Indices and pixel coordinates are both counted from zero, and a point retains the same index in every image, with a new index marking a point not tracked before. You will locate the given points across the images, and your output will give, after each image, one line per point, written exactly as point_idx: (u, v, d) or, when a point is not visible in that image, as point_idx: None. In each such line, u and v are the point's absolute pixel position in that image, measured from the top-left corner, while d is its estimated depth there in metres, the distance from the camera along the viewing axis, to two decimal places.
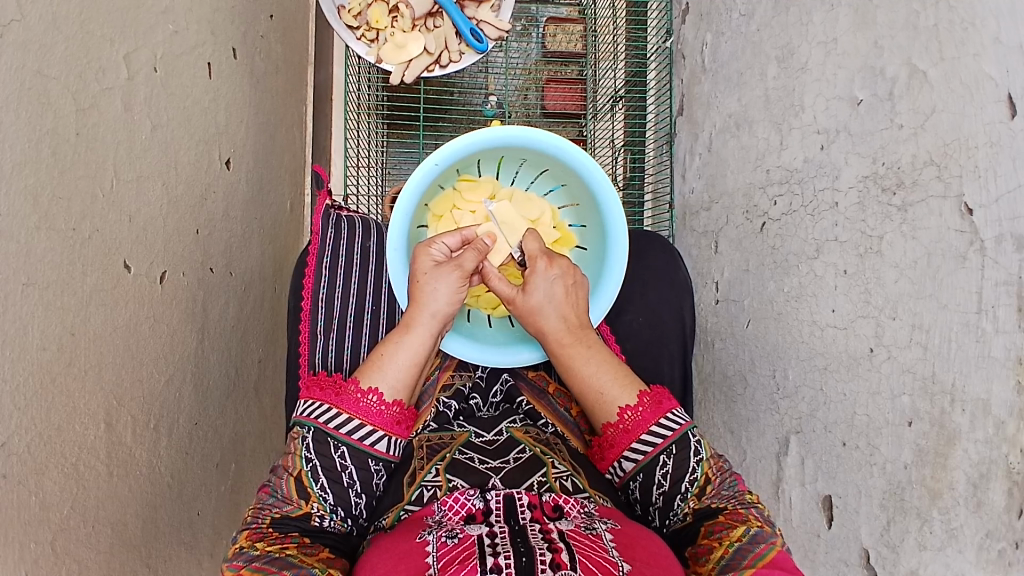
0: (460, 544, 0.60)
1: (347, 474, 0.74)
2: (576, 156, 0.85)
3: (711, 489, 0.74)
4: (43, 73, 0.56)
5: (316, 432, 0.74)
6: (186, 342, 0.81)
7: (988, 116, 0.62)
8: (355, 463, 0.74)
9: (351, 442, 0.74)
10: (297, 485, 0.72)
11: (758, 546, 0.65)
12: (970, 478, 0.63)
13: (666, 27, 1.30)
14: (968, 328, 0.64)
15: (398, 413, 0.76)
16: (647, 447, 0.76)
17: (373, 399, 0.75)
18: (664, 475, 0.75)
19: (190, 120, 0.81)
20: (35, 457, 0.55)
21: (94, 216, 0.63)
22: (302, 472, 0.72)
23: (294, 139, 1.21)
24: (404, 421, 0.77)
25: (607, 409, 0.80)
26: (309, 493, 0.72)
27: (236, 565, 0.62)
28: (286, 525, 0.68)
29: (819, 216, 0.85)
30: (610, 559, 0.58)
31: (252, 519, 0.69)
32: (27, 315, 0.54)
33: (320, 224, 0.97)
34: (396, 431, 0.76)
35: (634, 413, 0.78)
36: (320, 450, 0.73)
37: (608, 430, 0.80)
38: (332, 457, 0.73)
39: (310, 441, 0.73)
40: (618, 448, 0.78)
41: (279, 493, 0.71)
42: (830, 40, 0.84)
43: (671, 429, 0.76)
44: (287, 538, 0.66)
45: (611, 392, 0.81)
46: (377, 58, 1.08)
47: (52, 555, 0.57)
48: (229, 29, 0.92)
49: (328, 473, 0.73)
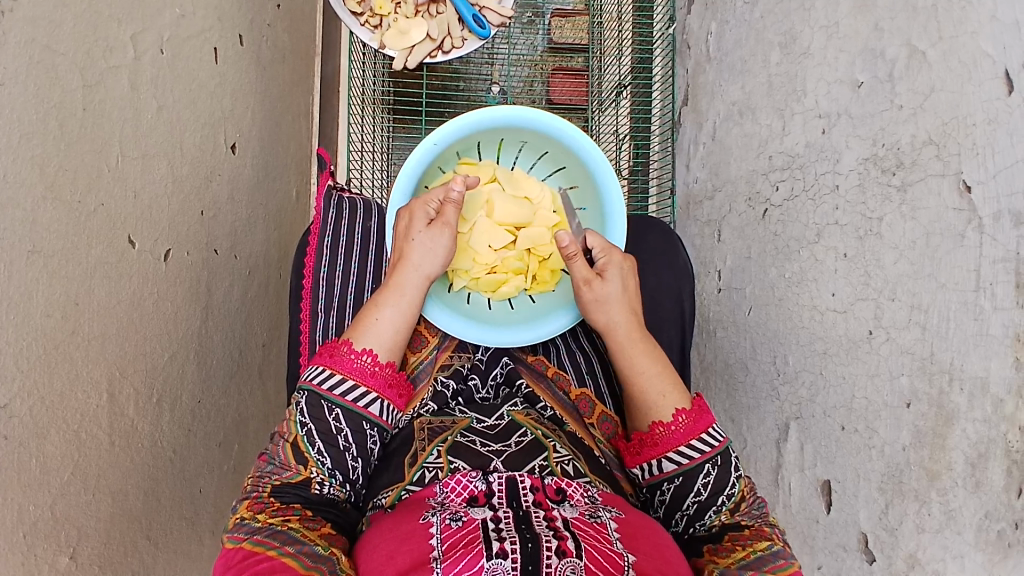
0: (464, 527, 0.60)
1: (343, 437, 0.76)
2: (575, 137, 0.86)
3: (743, 508, 0.74)
4: (52, 49, 0.57)
5: (310, 395, 0.76)
6: (190, 321, 0.83)
7: (986, 93, 0.62)
8: (350, 426, 0.76)
9: (344, 404, 0.76)
10: (294, 451, 0.74)
11: (780, 560, 0.66)
12: (968, 459, 0.63)
13: (670, 15, 1.31)
14: (966, 306, 0.64)
15: (389, 376, 0.79)
16: (694, 452, 0.77)
17: (367, 359, 0.78)
18: (704, 485, 0.75)
19: (196, 103, 0.82)
20: (37, 421, 0.56)
21: (100, 189, 0.64)
22: (298, 436, 0.74)
23: (300, 129, 1.22)
24: (395, 386, 0.80)
25: (659, 410, 0.81)
26: (306, 457, 0.74)
27: (238, 537, 0.63)
28: (286, 495, 0.70)
29: (820, 200, 0.85)
30: (615, 550, 0.59)
31: (252, 488, 0.70)
32: (31, 283, 0.55)
33: (321, 203, 0.99)
34: (388, 394, 0.79)
35: (684, 419, 0.79)
36: (315, 413, 0.75)
37: (656, 429, 0.80)
38: (327, 420, 0.75)
39: (304, 405, 0.75)
40: (662, 448, 0.79)
41: (277, 460, 0.73)
42: (831, 24, 0.84)
43: (717, 441, 0.77)
44: (289, 510, 0.68)
45: (669, 397, 0.82)
46: (381, 45, 1.10)
47: (52, 519, 0.58)
48: (235, 16, 0.93)
49: (324, 436, 0.75)
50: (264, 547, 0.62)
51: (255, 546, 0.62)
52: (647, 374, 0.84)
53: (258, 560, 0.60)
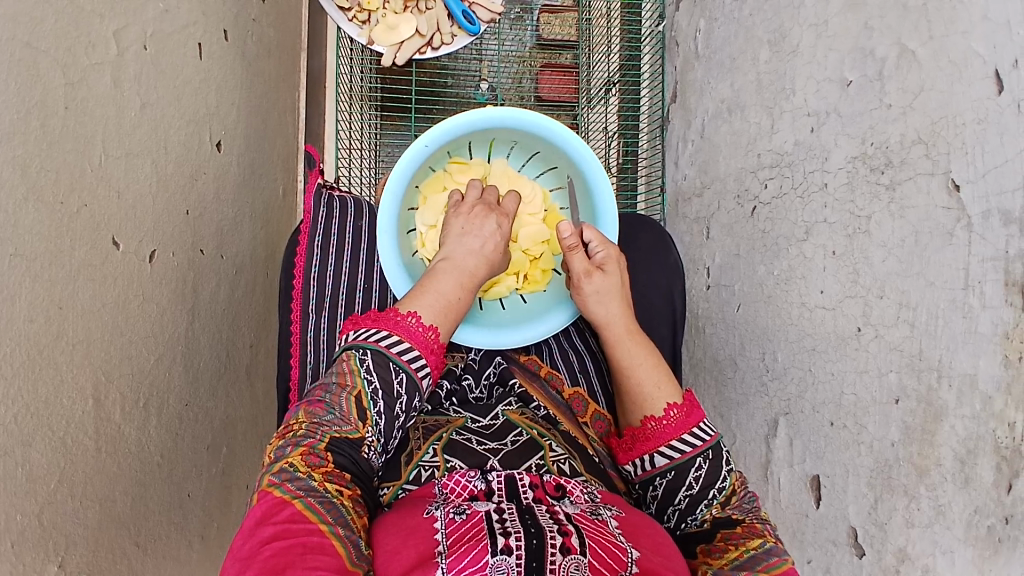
0: (468, 521, 0.60)
1: (400, 404, 0.71)
2: (567, 138, 0.86)
3: (734, 501, 0.74)
4: (32, 45, 0.56)
5: (376, 354, 0.71)
6: (177, 322, 0.81)
7: (976, 92, 0.62)
8: (409, 394, 0.72)
9: (409, 371, 0.72)
10: (356, 405, 0.69)
11: (773, 557, 0.65)
12: (957, 455, 0.63)
13: (660, 11, 1.31)
14: (955, 305, 0.64)
15: (433, 341, 0.75)
16: (687, 446, 0.76)
17: (412, 319, 0.74)
18: (696, 479, 0.75)
19: (180, 99, 0.80)
20: (22, 428, 0.55)
21: (83, 190, 0.63)
22: (361, 392, 0.69)
23: (286, 125, 1.21)
24: (437, 353, 0.75)
25: (650, 405, 0.80)
26: (366, 416, 0.69)
27: (292, 492, 0.60)
28: (341, 455, 0.66)
29: (809, 198, 0.85)
30: (619, 545, 0.60)
31: (308, 433, 0.66)
32: (13, 287, 0.54)
33: (313, 201, 0.97)
34: (432, 359, 0.74)
35: (677, 413, 0.78)
36: (381, 372, 0.70)
37: (648, 423, 0.79)
38: (392, 382, 0.71)
39: (370, 362, 0.70)
40: (654, 442, 0.78)
41: (337, 411, 0.69)
42: (820, 22, 0.85)
43: (709, 435, 0.76)
44: (342, 479, 0.64)
45: (658, 392, 0.80)
46: (369, 40, 1.08)
47: (39, 527, 0.57)
48: (220, 10, 0.91)
49: (386, 398, 0.70)
50: (315, 518, 0.58)
51: (306, 512, 0.59)
52: (643, 366, 0.82)
53: (309, 531, 0.57)
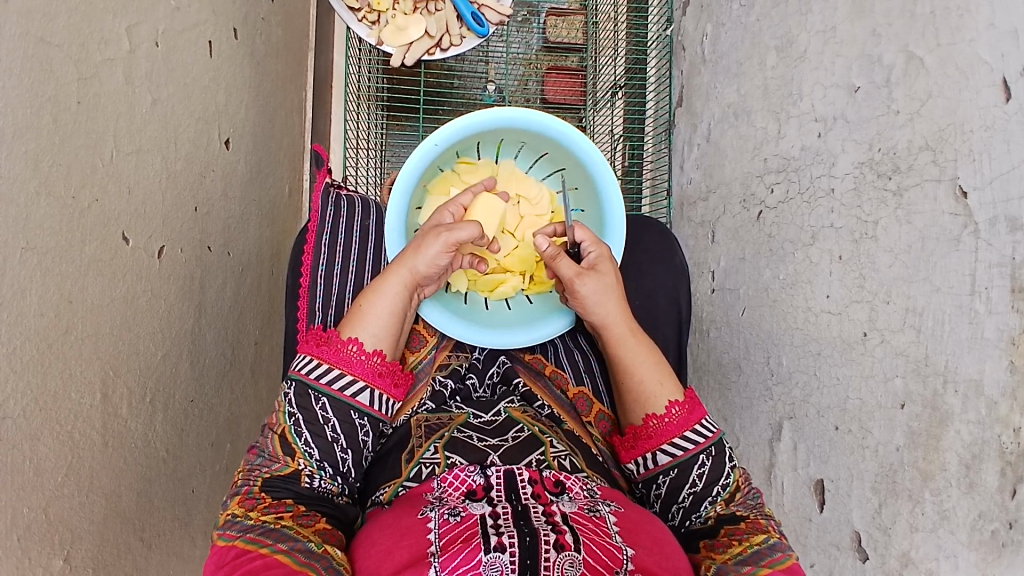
0: (463, 522, 0.60)
1: (331, 428, 0.74)
2: (577, 139, 0.86)
3: (739, 497, 0.75)
4: (46, 41, 0.56)
5: (298, 386, 0.75)
6: (184, 318, 0.81)
7: (983, 100, 0.63)
8: (338, 416, 0.74)
9: (330, 393, 0.74)
10: (282, 442, 0.73)
11: (776, 554, 0.67)
12: (962, 459, 0.64)
13: (667, 16, 1.31)
14: (961, 310, 0.65)
15: (379, 365, 0.77)
16: (689, 444, 0.77)
17: (353, 348, 0.76)
18: (699, 476, 0.76)
19: (190, 97, 0.81)
20: (31, 422, 0.55)
21: (94, 186, 0.63)
22: (285, 428, 0.73)
23: (293, 124, 1.21)
24: (387, 375, 0.78)
25: (651, 403, 0.81)
26: (294, 448, 0.73)
27: (230, 535, 0.63)
28: (277, 490, 0.69)
29: (815, 203, 0.86)
30: (614, 544, 0.59)
31: (244, 481, 0.70)
32: (24, 281, 0.54)
33: (320, 201, 0.98)
34: (378, 382, 0.77)
35: (680, 410, 0.79)
36: (302, 403, 0.74)
37: (649, 421, 0.80)
38: (314, 409, 0.74)
39: (292, 395, 0.74)
40: (656, 440, 0.79)
41: (267, 452, 0.73)
42: (828, 29, 0.85)
43: (711, 432, 0.78)
44: (281, 507, 0.67)
45: (662, 389, 0.81)
46: (378, 41, 1.09)
47: (45, 521, 0.57)
48: (230, 10, 0.92)
49: (311, 426, 0.73)
50: (257, 547, 0.62)
51: (246, 546, 0.62)
52: (644, 366, 0.83)
53: (250, 558, 0.60)
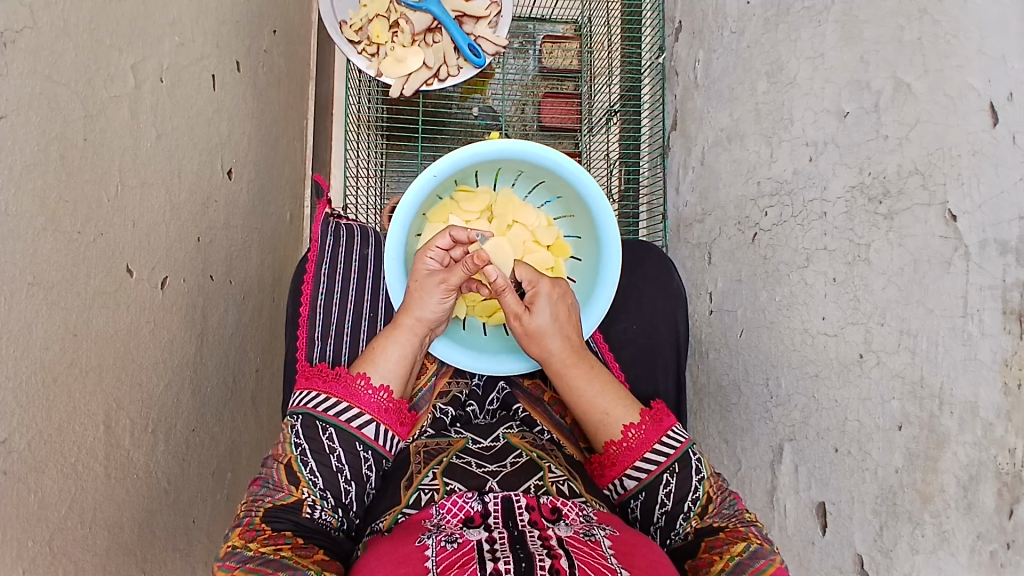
0: (459, 549, 0.59)
1: (336, 457, 0.76)
2: (572, 170, 0.87)
3: (712, 509, 0.75)
4: (54, 80, 0.57)
5: (305, 418, 0.78)
6: (186, 347, 0.82)
7: (971, 125, 0.64)
8: (344, 447, 0.77)
9: (339, 424, 0.78)
10: (287, 472, 0.74)
11: (758, 561, 0.66)
12: (960, 481, 0.64)
13: (660, 44, 1.36)
14: (955, 332, 0.65)
15: (386, 400, 0.80)
16: (651, 465, 0.78)
17: (362, 382, 0.80)
18: (667, 494, 0.76)
19: (193, 129, 0.83)
20: (35, 455, 0.56)
21: (100, 220, 0.64)
22: (291, 457, 0.75)
23: (293, 152, 1.24)
24: (393, 411, 0.81)
25: (610, 430, 0.83)
26: (299, 478, 0.74)
27: (229, 565, 0.62)
28: (278, 521, 0.69)
29: (809, 226, 0.87)
30: (609, 565, 0.58)
31: (246, 512, 0.70)
32: (30, 316, 0.55)
33: (319, 231, 1.00)
34: (384, 418, 0.80)
35: (637, 431, 0.81)
36: (309, 433, 0.77)
37: (610, 448, 0.82)
38: (321, 440, 0.76)
39: (299, 427, 0.77)
40: (620, 467, 0.80)
41: (271, 482, 0.73)
42: (817, 55, 0.87)
43: (673, 448, 0.79)
44: (280, 538, 0.67)
45: (616, 412, 0.83)
46: (377, 72, 1.13)
47: (50, 554, 0.57)
48: (233, 42, 0.94)
49: (317, 456, 0.76)
50: None
51: None
52: (592, 395, 0.85)
53: None
